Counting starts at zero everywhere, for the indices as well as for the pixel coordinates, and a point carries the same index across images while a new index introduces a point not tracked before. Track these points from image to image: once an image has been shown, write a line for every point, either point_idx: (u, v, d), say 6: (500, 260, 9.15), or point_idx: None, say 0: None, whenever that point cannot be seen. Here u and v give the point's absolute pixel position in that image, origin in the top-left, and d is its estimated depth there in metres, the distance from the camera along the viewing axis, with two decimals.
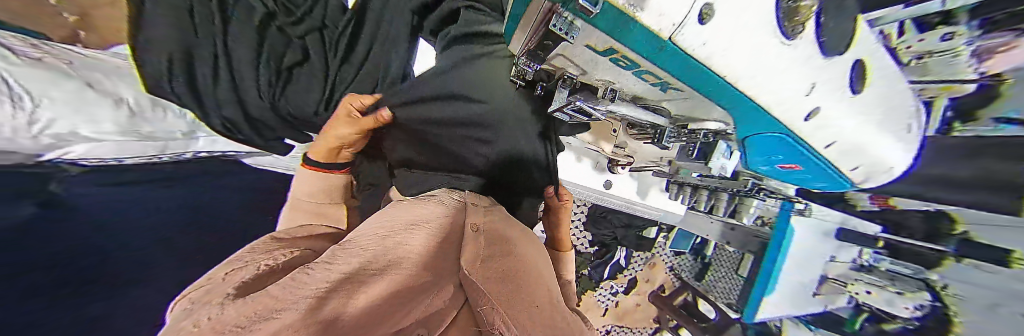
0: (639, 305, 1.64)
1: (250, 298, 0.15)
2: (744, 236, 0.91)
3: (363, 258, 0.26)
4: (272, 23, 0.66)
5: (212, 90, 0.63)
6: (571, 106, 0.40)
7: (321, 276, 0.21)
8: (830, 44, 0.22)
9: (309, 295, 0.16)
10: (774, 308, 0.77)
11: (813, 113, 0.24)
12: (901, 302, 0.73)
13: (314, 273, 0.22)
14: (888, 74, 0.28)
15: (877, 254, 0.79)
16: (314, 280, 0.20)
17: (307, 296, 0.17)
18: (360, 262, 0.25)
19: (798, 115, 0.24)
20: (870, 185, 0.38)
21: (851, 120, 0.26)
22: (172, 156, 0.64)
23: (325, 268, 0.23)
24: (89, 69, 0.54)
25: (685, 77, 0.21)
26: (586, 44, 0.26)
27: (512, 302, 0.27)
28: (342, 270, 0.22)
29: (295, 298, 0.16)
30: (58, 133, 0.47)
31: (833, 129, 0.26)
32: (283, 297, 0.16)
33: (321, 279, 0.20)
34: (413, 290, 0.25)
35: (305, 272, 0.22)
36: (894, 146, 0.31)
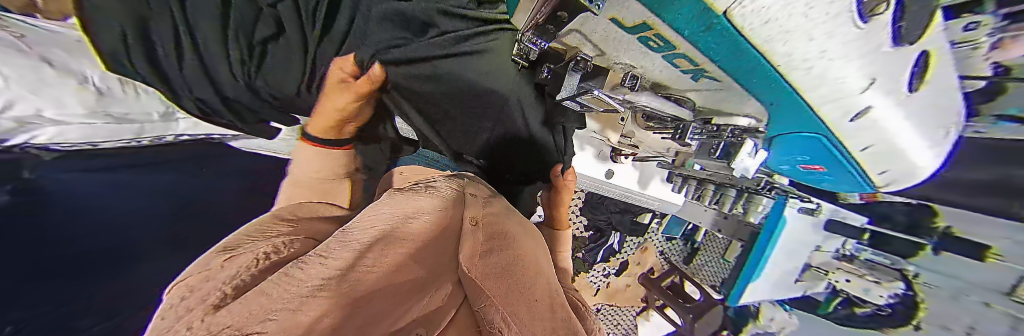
0: (629, 286, 1.71)
1: (235, 305, 0.13)
2: (736, 225, 0.93)
3: (355, 252, 0.24)
4: None
5: (177, 68, 0.53)
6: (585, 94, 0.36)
7: (317, 273, 0.19)
8: (907, 32, 0.17)
9: (303, 294, 0.15)
10: (758, 292, 0.81)
11: (863, 112, 0.22)
12: (877, 291, 0.77)
13: (309, 269, 0.20)
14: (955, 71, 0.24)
15: (860, 244, 0.80)
16: (308, 277, 0.18)
17: (300, 294, 0.15)
18: (352, 257, 0.23)
19: (843, 112, 0.22)
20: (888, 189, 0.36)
21: (900, 121, 0.24)
22: (150, 140, 0.63)
23: (319, 264, 0.21)
24: (45, 42, 0.46)
25: (726, 57, 0.20)
26: (612, 17, 0.23)
27: (510, 303, 0.27)
28: (337, 266, 0.21)
29: (293, 297, 0.15)
30: (18, 115, 0.45)
31: (875, 129, 0.24)
32: (275, 295, 0.14)
33: (316, 276, 0.19)
34: (412, 287, 0.24)
35: (300, 269, 0.20)
36: (935, 149, 0.29)
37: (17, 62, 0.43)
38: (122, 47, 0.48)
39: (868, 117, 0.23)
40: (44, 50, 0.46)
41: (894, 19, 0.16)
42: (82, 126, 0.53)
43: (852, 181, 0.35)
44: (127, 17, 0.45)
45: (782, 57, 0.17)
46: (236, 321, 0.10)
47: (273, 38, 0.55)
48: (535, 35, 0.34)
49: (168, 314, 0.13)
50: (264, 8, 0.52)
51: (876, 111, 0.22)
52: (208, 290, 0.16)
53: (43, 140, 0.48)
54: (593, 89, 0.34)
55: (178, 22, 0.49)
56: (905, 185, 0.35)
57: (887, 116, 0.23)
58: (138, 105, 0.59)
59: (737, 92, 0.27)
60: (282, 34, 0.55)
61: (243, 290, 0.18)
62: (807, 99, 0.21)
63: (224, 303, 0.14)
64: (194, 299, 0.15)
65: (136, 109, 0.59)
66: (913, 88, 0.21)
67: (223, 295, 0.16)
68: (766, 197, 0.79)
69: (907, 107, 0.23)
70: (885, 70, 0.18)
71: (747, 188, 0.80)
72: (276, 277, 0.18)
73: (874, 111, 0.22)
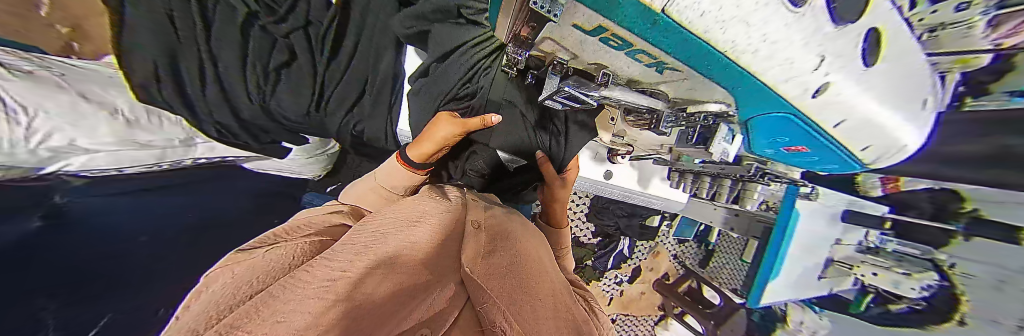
0: (644, 294, 1.66)
1: (242, 308, 0.15)
2: (749, 222, 0.90)
3: (361, 256, 0.25)
4: (254, 20, 0.56)
5: (201, 96, 0.59)
6: (562, 93, 0.40)
7: (323, 275, 0.21)
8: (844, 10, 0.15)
9: (311, 295, 0.17)
10: (779, 293, 0.76)
11: (822, 87, 0.18)
12: (907, 284, 0.67)
13: (312, 272, 0.22)
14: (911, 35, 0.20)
15: (884, 235, 0.72)
16: (316, 279, 0.20)
17: (308, 295, 0.18)
18: (357, 260, 0.24)
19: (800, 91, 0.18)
20: (881, 164, 0.31)
21: (876, 92, 0.20)
22: (169, 163, 0.69)
23: (324, 266, 0.23)
24: (79, 78, 0.53)
25: (678, 51, 0.17)
26: (574, 24, 0.22)
27: (513, 301, 0.27)
28: (344, 268, 0.23)
29: (299, 299, 0.17)
30: (55, 146, 0.50)
31: (851, 104, 0.20)
32: (285, 299, 0.17)
33: (322, 278, 0.20)
34: (408, 293, 0.24)
35: (306, 271, 0.23)
36: (915, 123, 0.25)
37: (58, 98, 0.49)
38: (154, 75, 0.53)
39: (827, 94, 0.19)
40: (81, 86, 0.53)
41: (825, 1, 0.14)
42: (108, 154, 0.58)
43: (836, 160, 0.30)
44: (161, 52, 0.51)
45: (725, 51, 0.15)
46: (246, 325, 0.12)
47: (286, 64, 0.61)
48: (515, 44, 0.38)
49: (191, 323, 0.14)
50: (279, 38, 0.59)
51: (836, 82, 0.18)
52: (235, 293, 0.20)
53: (71, 170, 0.56)
54: (565, 85, 0.37)
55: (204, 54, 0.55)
56: (895, 158, 0.31)
57: (851, 88, 0.19)
58: (162, 133, 0.63)
59: (699, 82, 0.24)
60: (294, 60, 0.62)
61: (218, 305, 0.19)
62: (759, 82, 0.18)
63: (238, 308, 0.16)
64: (223, 301, 0.19)
65: (159, 135, 0.63)
66: (869, 62, 0.18)
67: (219, 309, 0.17)
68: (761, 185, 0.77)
69: (867, 80, 0.19)
70: (832, 46, 0.16)
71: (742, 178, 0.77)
72: (283, 283, 0.20)
73: (835, 84, 0.18)
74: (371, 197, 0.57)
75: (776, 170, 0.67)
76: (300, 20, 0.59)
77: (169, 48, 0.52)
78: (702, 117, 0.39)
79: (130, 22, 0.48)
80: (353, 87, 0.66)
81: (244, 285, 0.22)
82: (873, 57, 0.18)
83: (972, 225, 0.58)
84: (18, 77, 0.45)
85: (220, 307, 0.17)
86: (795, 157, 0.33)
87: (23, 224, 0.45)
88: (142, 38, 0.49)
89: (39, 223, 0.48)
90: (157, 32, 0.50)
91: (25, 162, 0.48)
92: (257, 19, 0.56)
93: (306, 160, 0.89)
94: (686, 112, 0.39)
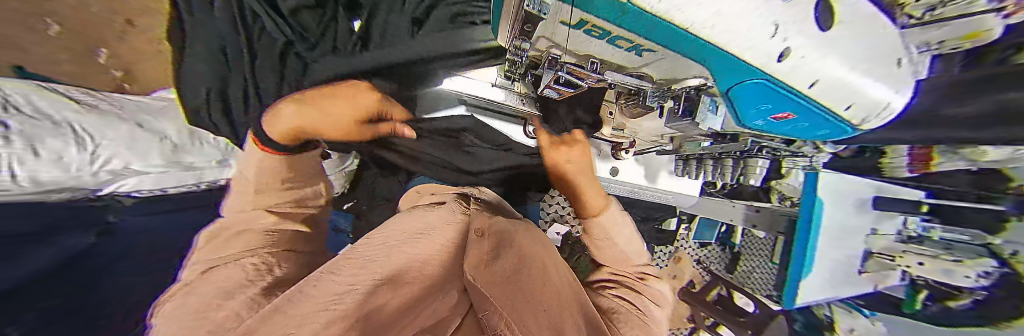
0: (669, 305, 1.55)
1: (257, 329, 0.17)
2: (772, 217, 0.87)
3: (364, 269, 0.28)
4: (290, 48, 0.72)
5: (246, 116, 0.72)
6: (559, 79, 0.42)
7: (333, 289, 0.24)
8: None
9: (319, 309, 0.20)
10: (815, 289, 0.71)
11: (784, 53, 0.20)
12: (961, 272, 0.61)
13: (319, 286, 0.25)
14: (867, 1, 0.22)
15: (926, 221, 0.67)
16: (323, 294, 0.22)
17: (307, 313, 0.19)
18: (359, 276, 0.27)
19: (766, 58, 0.20)
20: (870, 126, 0.31)
21: (838, 56, 0.21)
22: (208, 184, 0.74)
23: (330, 281, 0.26)
24: (136, 109, 0.64)
25: (653, 34, 0.19)
26: (560, 20, 0.25)
27: (512, 308, 0.29)
28: (353, 282, 0.25)
29: (303, 315, 0.19)
30: (112, 168, 0.58)
31: (818, 66, 0.21)
32: (286, 317, 0.19)
33: (330, 292, 0.23)
34: (413, 299, 0.27)
35: (312, 286, 0.25)
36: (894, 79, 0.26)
37: (118, 126, 0.59)
38: (204, 105, 0.71)
39: (791, 59, 0.20)
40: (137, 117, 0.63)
41: None
42: (156, 176, 0.65)
43: (826, 124, 0.30)
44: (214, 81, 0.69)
45: (692, 29, 0.17)
46: None
47: (319, 84, 0.71)
48: (516, 48, 0.40)
49: None
50: (309, 63, 0.73)
51: (798, 47, 0.20)
52: (213, 331, 0.22)
53: (125, 189, 0.61)
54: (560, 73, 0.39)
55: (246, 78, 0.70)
56: (887, 119, 0.31)
57: (812, 52, 0.20)
58: (202, 154, 0.72)
59: (676, 59, 0.26)
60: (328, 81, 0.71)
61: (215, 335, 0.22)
62: (729, 54, 0.20)
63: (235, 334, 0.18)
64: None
65: (199, 156, 0.72)
66: (825, 29, 0.20)
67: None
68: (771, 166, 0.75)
69: (828, 43, 0.20)
70: (788, 14, 0.17)
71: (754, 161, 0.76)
72: (291, 298, 0.23)
73: (795, 49, 0.20)
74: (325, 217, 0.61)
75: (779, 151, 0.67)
76: (329, 47, 0.73)
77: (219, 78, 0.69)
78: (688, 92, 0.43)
79: (189, 57, 0.67)
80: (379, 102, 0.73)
81: (227, 320, 0.25)
82: (829, 23, 0.19)
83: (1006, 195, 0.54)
84: (89, 111, 0.56)
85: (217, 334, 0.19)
86: (783, 126, 0.34)
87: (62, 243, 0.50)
88: (192, 69, 0.67)
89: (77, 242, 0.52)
90: (209, 69, 0.68)
91: (87, 184, 0.55)
92: (293, 48, 0.72)
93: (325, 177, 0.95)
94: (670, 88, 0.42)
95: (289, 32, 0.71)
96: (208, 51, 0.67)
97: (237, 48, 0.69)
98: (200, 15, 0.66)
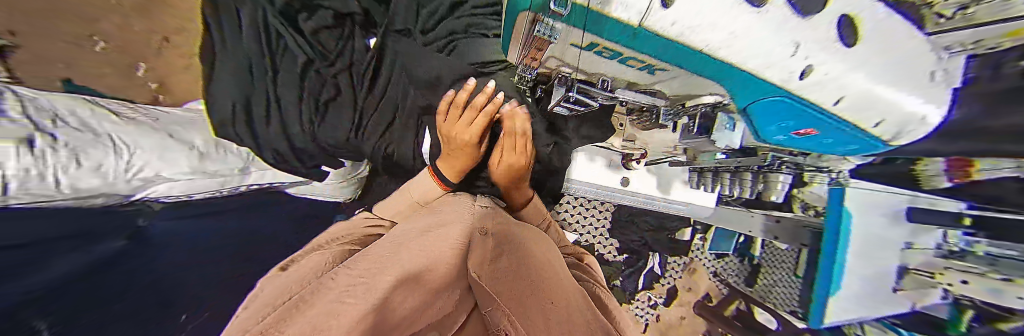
0: (684, 319, 1.48)
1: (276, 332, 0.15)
2: (795, 227, 0.82)
3: (383, 266, 0.28)
4: (311, 65, 0.87)
5: (263, 129, 0.83)
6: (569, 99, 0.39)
7: (345, 281, 0.24)
8: (807, 4, 0.18)
9: (337, 311, 0.18)
10: (847, 308, 0.66)
11: (806, 71, 0.19)
12: (1010, 292, 0.54)
13: (338, 279, 0.25)
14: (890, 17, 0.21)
15: (968, 236, 0.62)
16: (339, 285, 0.23)
17: (326, 317, 0.18)
18: (376, 271, 0.26)
19: (786, 75, 0.20)
20: (902, 140, 0.30)
21: (864, 72, 0.20)
22: (228, 190, 0.79)
23: (346, 275, 0.26)
24: (168, 121, 0.69)
25: (663, 54, 0.19)
26: (571, 43, 0.25)
27: (518, 305, 0.29)
28: (362, 276, 0.25)
29: (323, 312, 0.18)
30: (145, 176, 0.59)
31: (845, 83, 0.21)
32: (306, 315, 0.18)
33: (344, 284, 0.23)
34: (428, 292, 0.27)
35: (331, 279, 0.25)
36: (926, 93, 0.24)
37: (151, 135, 0.62)
38: (232, 118, 0.79)
39: (813, 76, 0.20)
40: (168, 128, 0.66)
41: (786, 1, 0.16)
42: (184, 183, 0.67)
43: (853, 139, 0.28)
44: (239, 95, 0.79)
45: (706, 49, 0.17)
46: None
47: (332, 99, 0.90)
48: (526, 64, 0.40)
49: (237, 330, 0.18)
50: (327, 78, 0.89)
51: (820, 64, 0.19)
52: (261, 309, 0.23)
53: (155, 195, 0.64)
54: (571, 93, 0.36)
55: (269, 94, 0.82)
56: (919, 132, 0.29)
57: (836, 69, 0.20)
58: (225, 163, 0.75)
59: (688, 78, 0.25)
60: (338, 96, 0.90)
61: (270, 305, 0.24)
62: (747, 72, 0.19)
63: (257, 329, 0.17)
64: (260, 310, 0.22)
65: (222, 164, 0.74)
66: (848, 43, 0.19)
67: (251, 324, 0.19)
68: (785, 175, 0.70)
69: (852, 59, 0.20)
70: (807, 33, 0.17)
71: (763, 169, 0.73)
72: (313, 289, 0.23)
73: (816, 67, 0.19)
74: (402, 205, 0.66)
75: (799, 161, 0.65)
76: (344, 63, 0.90)
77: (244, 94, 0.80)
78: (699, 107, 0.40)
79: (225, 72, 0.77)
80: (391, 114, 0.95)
81: (286, 289, 0.27)
82: (848, 39, 0.19)
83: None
84: (125, 122, 0.59)
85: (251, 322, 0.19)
86: (807, 141, 0.32)
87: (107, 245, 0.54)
88: (221, 88, 0.78)
89: (120, 243, 0.56)
90: (237, 81, 0.79)
91: (120, 191, 0.57)
92: (313, 66, 0.87)
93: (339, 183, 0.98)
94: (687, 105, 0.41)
95: (310, 52, 0.86)
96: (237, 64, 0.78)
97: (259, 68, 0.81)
98: (231, 37, 0.78)
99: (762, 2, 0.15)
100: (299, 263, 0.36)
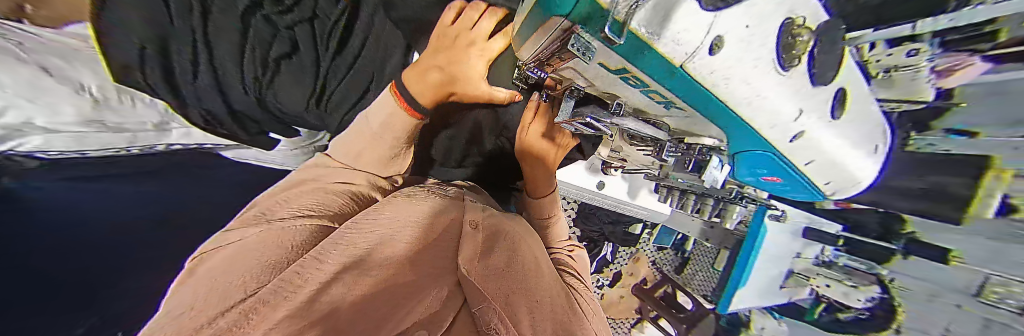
0: (623, 298, 1.70)
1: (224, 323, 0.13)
2: (723, 234, 0.96)
3: (354, 259, 0.25)
4: (258, 10, 0.62)
5: (191, 85, 0.67)
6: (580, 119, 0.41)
7: (312, 278, 0.21)
8: (822, 74, 0.19)
9: (304, 299, 0.17)
10: (747, 299, 0.82)
11: (798, 134, 0.22)
12: (856, 295, 0.73)
13: (306, 273, 0.22)
14: (864, 94, 0.26)
15: (837, 250, 0.79)
16: (307, 282, 0.20)
17: (291, 305, 0.16)
18: (351, 266, 0.24)
19: (783, 136, 0.22)
20: (840, 195, 0.35)
21: (834, 141, 0.24)
22: (141, 148, 0.72)
23: (317, 269, 0.22)
24: (39, 48, 0.53)
25: (685, 95, 0.20)
26: (599, 62, 0.23)
27: (509, 308, 0.28)
28: (331, 267, 0.23)
29: (296, 302, 0.17)
30: (8, 122, 0.53)
31: (817, 148, 0.24)
32: (276, 307, 0.15)
33: (311, 282, 0.20)
34: (409, 293, 0.24)
35: (297, 272, 0.22)
36: (868, 161, 0.29)
37: (17, 70, 0.51)
38: (139, 62, 0.59)
39: (803, 138, 0.23)
40: (41, 58, 0.53)
41: (807, 68, 0.17)
42: (70, 135, 0.61)
43: (801, 190, 0.34)
44: (150, 34, 0.56)
45: (729, 103, 0.18)
46: None
47: (287, 55, 0.70)
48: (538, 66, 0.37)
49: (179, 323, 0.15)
50: (281, 30, 0.67)
51: (809, 130, 0.22)
52: (199, 300, 0.19)
53: (25, 149, 0.57)
54: (585, 116, 0.38)
55: (198, 41, 0.61)
56: (853, 190, 0.35)
57: (820, 135, 0.23)
58: (133, 115, 0.67)
59: (699, 119, 0.26)
60: (295, 53, 0.71)
61: (208, 296, 0.19)
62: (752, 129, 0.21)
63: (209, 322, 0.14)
64: (201, 302, 0.18)
65: (128, 118, 0.66)
66: (835, 114, 0.22)
67: (204, 310, 0.16)
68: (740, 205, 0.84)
69: (831, 128, 0.23)
70: (810, 102, 0.19)
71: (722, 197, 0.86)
72: (272, 284, 0.19)
73: (807, 132, 0.22)
74: (372, 153, 0.58)
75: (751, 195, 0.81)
76: (307, 14, 0.67)
77: (160, 33, 0.57)
78: (698, 149, 0.44)
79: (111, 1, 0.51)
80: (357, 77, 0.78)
81: (228, 279, 0.22)
82: (837, 111, 0.22)
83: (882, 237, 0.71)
84: None
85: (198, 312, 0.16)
86: (765, 185, 0.38)
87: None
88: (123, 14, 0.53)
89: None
90: (144, 11, 0.54)
91: None
92: (260, 9, 0.62)
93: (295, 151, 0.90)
94: (684, 142, 0.44)
95: None
96: None
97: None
98: None
99: (790, 66, 0.17)
100: (250, 238, 0.32)
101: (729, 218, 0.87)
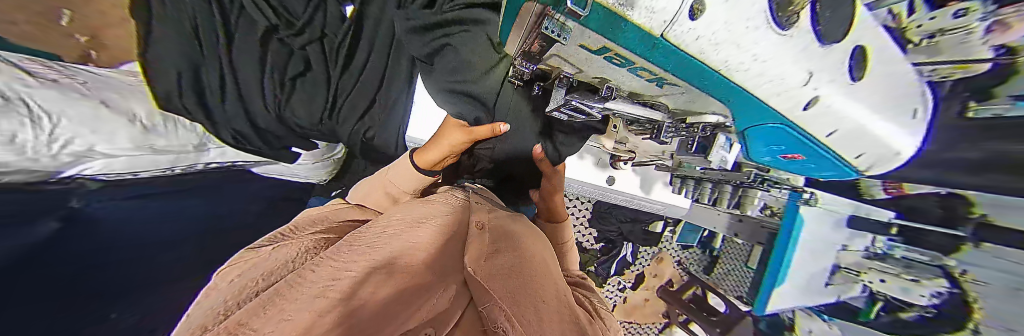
0: (648, 301, 1.62)
1: (244, 315, 0.15)
2: (753, 228, 0.90)
3: (367, 254, 0.27)
4: (273, 33, 0.67)
5: (219, 105, 0.67)
6: (568, 105, 0.44)
7: (329, 275, 0.22)
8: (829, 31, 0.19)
9: (317, 293, 0.18)
10: (787, 298, 0.75)
11: (812, 100, 0.22)
12: (915, 290, 0.65)
13: (318, 271, 0.23)
14: (897, 56, 0.23)
15: (891, 241, 0.72)
16: (323, 278, 0.21)
17: (309, 296, 0.18)
18: (364, 260, 0.25)
19: (794, 100, 0.22)
20: (877, 171, 0.33)
21: (859, 106, 0.23)
22: (182, 168, 0.73)
23: (331, 266, 0.24)
24: (99, 86, 0.56)
25: (672, 66, 0.22)
26: (580, 44, 0.26)
27: (515, 298, 0.27)
28: (348, 268, 0.23)
29: (307, 297, 0.18)
30: (75, 150, 0.52)
31: (837, 114, 0.24)
32: (290, 300, 0.17)
33: (326, 278, 0.21)
34: (420, 286, 0.24)
35: (312, 271, 0.23)
36: (907, 129, 0.28)
37: (80, 104, 0.51)
38: (178, 90, 0.61)
39: (818, 104, 0.22)
40: (101, 94, 0.55)
41: (808, 23, 0.18)
42: (126, 159, 0.61)
43: (831, 167, 0.32)
44: (185, 65, 0.60)
45: (721, 66, 0.19)
46: None
47: (301, 74, 0.73)
48: (524, 60, 0.39)
49: (204, 320, 0.17)
50: (295, 50, 0.71)
51: (824, 95, 0.22)
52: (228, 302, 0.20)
53: (91, 173, 0.58)
54: (572, 99, 0.41)
55: (223, 67, 0.64)
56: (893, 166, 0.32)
57: (839, 99, 0.22)
58: (177, 138, 0.67)
59: (696, 94, 0.28)
60: (309, 71, 0.74)
61: (234, 299, 0.21)
62: (754, 95, 0.22)
63: (232, 316, 0.16)
64: (229, 303, 0.20)
65: (174, 140, 0.66)
66: (854, 75, 0.22)
67: (233, 307, 0.19)
68: (762, 191, 0.78)
69: (853, 89, 0.22)
70: (819, 64, 0.20)
71: (741, 183, 0.79)
72: (290, 281, 0.21)
73: (823, 97, 0.22)
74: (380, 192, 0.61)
75: (774, 178, 0.73)
76: (317, 34, 0.71)
77: (193, 64, 0.61)
78: (700, 127, 0.42)
79: (158, 46, 0.56)
80: (365, 100, 0.79)
81: (252, 282, 0.25)
82: (855, 70, 0.21)
83: (943, 224, 0.61)
84: (42, 84, 0.48)
85: (222, 311, 0.18)
86: (792, 165, 0.37)
87: (44, 226, 0.49)
88: (162, 55, 0.57)
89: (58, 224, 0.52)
90: (183, 50, 0.59)
91: (46, 166, 0.50)
92: (276, 33, 0.67)
93: (313, 163, 0.97)
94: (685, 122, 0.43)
95: (270, 14, 0.64)
96: (174, 23, 0.57)
97: (206, 31, 0.60)
98: (168, 15, 0.56)
99: (788, 24, 0.17)
100: (226, 272, 0.31)
101: (751, 205, 0.84)
